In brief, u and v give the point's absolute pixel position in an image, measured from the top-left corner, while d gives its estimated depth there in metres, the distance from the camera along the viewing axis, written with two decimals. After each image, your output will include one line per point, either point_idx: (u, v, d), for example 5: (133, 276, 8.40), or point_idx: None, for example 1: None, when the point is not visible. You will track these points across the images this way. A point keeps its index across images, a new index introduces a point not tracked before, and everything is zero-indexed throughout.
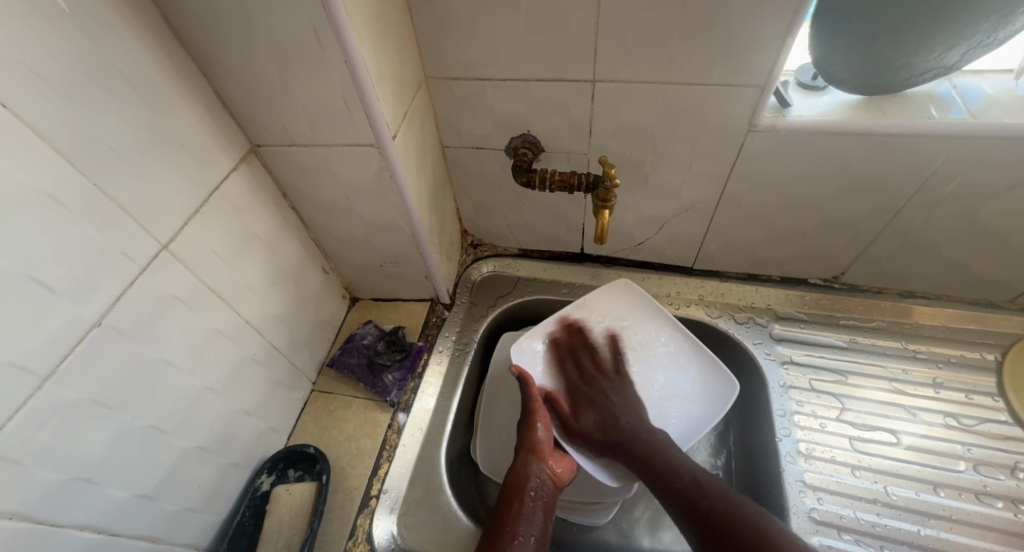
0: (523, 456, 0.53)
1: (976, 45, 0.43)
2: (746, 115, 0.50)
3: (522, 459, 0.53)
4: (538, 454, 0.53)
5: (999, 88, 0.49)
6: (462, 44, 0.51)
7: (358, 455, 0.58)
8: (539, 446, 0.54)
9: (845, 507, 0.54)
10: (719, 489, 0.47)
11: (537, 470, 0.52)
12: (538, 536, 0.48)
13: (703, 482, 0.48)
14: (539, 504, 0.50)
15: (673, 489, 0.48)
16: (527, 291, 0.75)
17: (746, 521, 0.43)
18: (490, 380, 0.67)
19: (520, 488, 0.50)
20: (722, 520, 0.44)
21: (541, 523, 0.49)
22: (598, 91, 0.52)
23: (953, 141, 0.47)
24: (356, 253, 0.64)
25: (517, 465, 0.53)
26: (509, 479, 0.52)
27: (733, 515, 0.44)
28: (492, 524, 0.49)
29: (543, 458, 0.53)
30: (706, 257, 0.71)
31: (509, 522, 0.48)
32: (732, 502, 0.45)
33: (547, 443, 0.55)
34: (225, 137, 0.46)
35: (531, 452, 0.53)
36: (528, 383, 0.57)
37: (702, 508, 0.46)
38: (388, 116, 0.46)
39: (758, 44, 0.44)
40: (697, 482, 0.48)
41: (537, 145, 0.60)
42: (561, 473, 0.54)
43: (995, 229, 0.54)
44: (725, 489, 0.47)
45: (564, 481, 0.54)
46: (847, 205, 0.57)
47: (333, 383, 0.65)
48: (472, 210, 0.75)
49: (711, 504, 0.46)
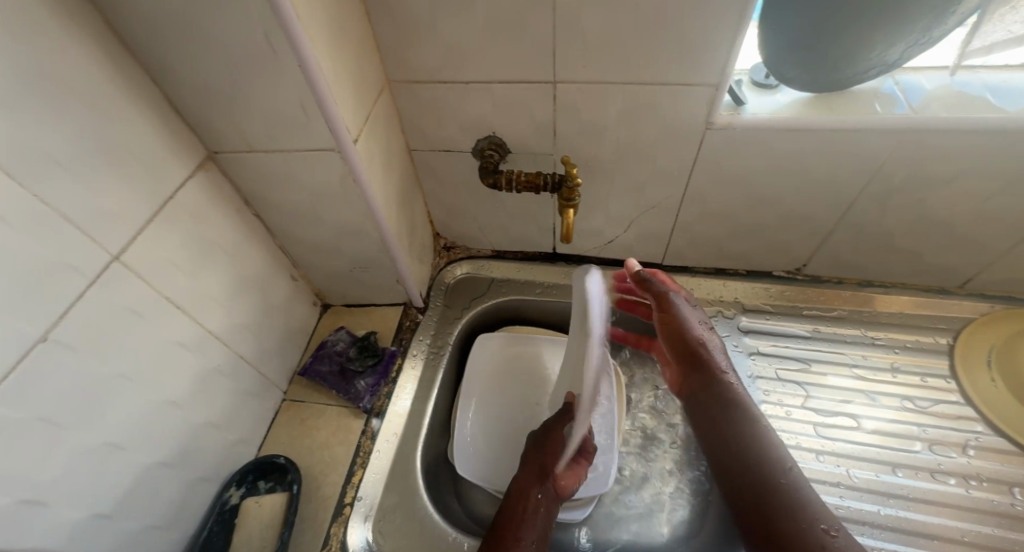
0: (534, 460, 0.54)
1: (913, 44, 0.45)
2: (702, 114, 0.52)
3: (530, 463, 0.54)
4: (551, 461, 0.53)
5: (938, 84, 0.51)
6: (423, 48, 0.51)
7: (331, 463, 0.57)
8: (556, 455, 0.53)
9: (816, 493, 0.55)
10: (803, 497, 0.46)
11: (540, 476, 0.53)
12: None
13: (777, 488, 0.47)
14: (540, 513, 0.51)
15: (748, 483, 0.49)
16: (500, 292, 0.77)
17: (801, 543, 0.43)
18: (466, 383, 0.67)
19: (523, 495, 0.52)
20: (784, 529, 0.44)
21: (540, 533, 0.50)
22: (559, 92, 0.53)
23: (898, 135, 0.49)
24: (324, 259, 0.64)
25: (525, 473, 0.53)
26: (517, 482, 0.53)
27: (796, 540, 0.43)
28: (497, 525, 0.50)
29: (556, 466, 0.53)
30: (674, 254, 0.72)
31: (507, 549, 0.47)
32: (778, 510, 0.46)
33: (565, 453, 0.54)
34: (179, 144, 0.45)
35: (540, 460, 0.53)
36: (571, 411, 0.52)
37: (771, 517, 0.46)
38: (348, 120, 0.46)
39: (710, 43, 0.45)
40: (780, 484, 0.48)
41: (504, 147, 0.61)
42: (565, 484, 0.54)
43: (939, 219, 0.57)
44: (810, 499, 0.46)
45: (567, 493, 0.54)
46: (805, 198, 0.59)
47: (305, 392, 0.64)
48: (443, 213, 0.75)
49: (773, 511, 0.46)
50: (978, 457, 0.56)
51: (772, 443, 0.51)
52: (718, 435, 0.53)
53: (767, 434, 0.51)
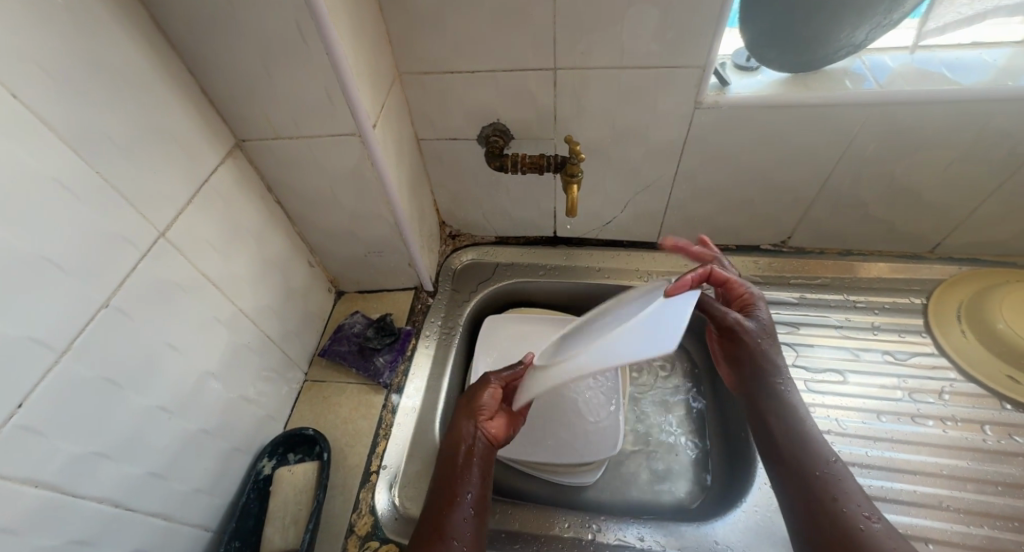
0: (458, 418, 0.52)
1: (879, 22, 0.50)
2: (692, 93, 0.56)
3: (456, 425, 0.52)
4: (472, 415, 0.52)
5: (900, 62, 0.56)
6: (433, 41, 0.55)
7: (355, 435, 0.60)
8: (481, 410, 0.52)
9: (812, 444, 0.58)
10: (845, 497, 0.43)
11: (470, 429, 0.51)
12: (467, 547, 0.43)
13: (817, 479, 0.45)
14: (475, 465, 0.49)
15: (791, 479, 0.46)
16: (505, 275, 0.82)
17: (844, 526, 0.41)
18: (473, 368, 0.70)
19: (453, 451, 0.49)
20: (828, 522, 0.42)
21: (478, 489, 0.48)
22: (559, 78, 0.57)
23: (865, 107, 0.55)
24: (340, 245, 0.67)
25: (453, 428, 0.52)
26: (445, 443, 0.51)
27: (830, 523, 0.42)
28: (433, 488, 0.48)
29: (478, 419, 0.51)
30: (668, 232, 0.78)
31: (450, 515, 0.45)
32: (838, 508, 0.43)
33: (492, 406, 0.52)
34: (211, 131, 0.48)
35: (463, 415, 0.52)
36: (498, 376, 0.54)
37: (817, 510, 0.43)
38: (368, 106, 0.50)
39: (697, 27, 0.50)
40: (819, 475, 0.45)
41: (507, 132, 0.65)
42: (498, 432, 0.52)
43: (907, 185, 0.63)
44: (851, 498, 0.43)
45: (502, 440, 0.53)
46: (787, 171, 0.64)
47: (326, 372, 0.67)
48: (449, 202, 0.79)
49: (821, 504, 0.44)
50: (953, 401, 0.61)
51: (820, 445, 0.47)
52: (790, 452, 0.48)
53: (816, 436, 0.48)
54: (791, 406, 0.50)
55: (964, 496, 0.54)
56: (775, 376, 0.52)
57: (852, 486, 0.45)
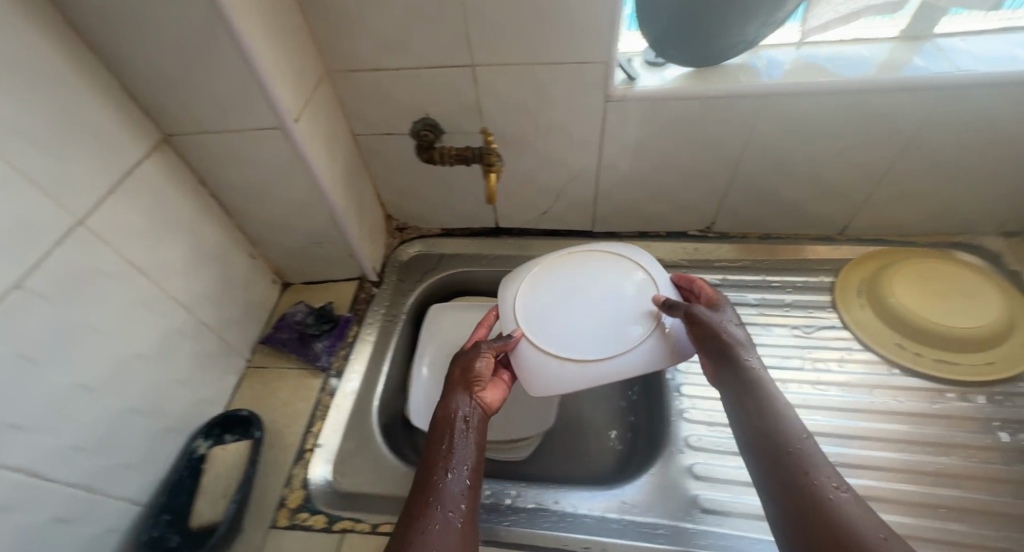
0: (452, 391, 0.53)
1: (765, 22, 0.54)
2: (602, 87, 0.60)
3: (451, 398, 0.52)
4: (467, 388, 0.53)
5: (791, 57, 0.61)
6: (356, 40, 0.58)
7: (292, 417, 0.63)
8: (477, 380, 0.54)
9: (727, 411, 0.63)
10: (816, 471, 0.41)
11: (465, 401, 0.52)
12: (465, 518, 0.43)
13: (789, 456, 0.42)
14: (471, 434, 0.49)
15: (763, 459, 0.44)
16: (450, 266, 0.86)
17: (822, 510, 0.38)
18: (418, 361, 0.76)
19: (447, 424, 0.50)
20: (803, 503, 0.39)
21: (474, 458, 0.48)
22: (478, 74, 0.61)
23: (759, 98, 0.59)
24: (280, 237, 0.70)
25: (444, 404, 0.52)
26: (438, 417, 0.51)
27: (803, 501, 0.39)
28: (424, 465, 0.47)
29: (473, 390, 0.53)
30: (601, 220, 0.82)
31: (441, 488, 0.44)
32: (813, 488, 0.40)
33: (486, 375, 0.55)
34: (134, 125, 0.50)
35: (457, 388, 0.53)
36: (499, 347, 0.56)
37: (789, 488, 0.41)
38: (288, 101, 0.52)
39: (596, 25, 0.53)
40: (789, 450, 0.43)
41: (437, 127, 0.68)
42: (492, 400, 0.55)
43: (809, 170, 0.68)
44: (822, 470, 0.41)
45: (496, 408, 0.55)
46: (699, 158, 0.69)
47: (267, 358, 0.69)
48: (393, 195, 0.82)
49: (795, 487, 0.41)
50: (851, 368, 0.65)
51: (789, 421, 0.44)
52: (761, 434, 0.44)
53: (784, 413, 0.45)
54: (759, 382, 0.47)
55: (853, 451, 0.57)
56: (742, 354, 0.48)
57: (824, 461, 0.42)
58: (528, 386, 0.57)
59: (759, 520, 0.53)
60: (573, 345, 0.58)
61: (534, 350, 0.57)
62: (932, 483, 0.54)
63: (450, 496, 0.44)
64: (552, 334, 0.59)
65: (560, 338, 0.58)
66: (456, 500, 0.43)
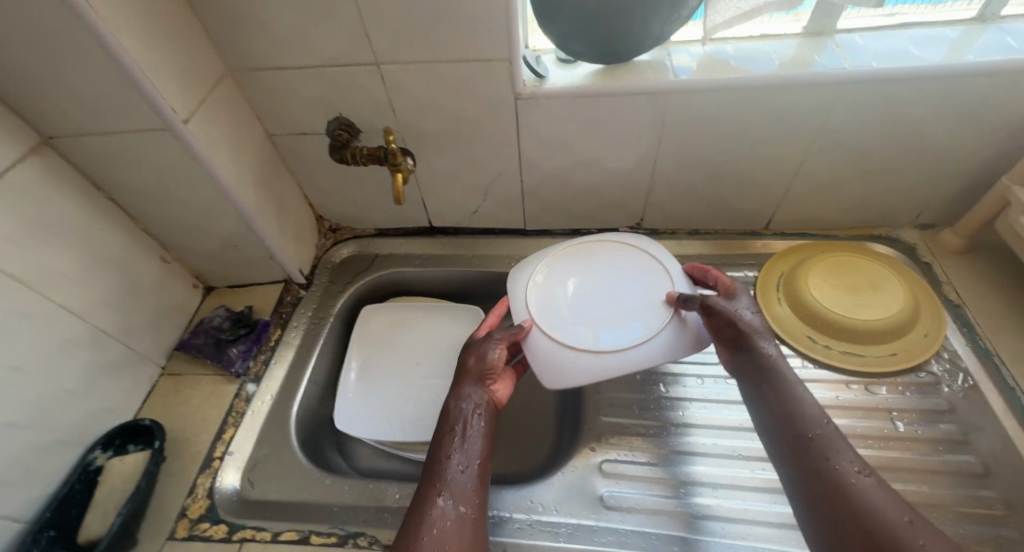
0: (463, 382, 0.55)
1: (666, 19, 0.54)
2: (509, 85, 0.60)
3: (461, 388, 0.54)
4: (477, 378, 0.55)
5: (699, 54, 0.62)
6: (254, 38, 0.57)
7: (202, 425, 0.62)
8: (488, 372, 0.55)
9: (646, 406, 0.64)
10: (835, 455, 0.43)
11: (475, 392, 0.53)
12: (475, 513, 0.45)
13: (809, 442, 0.44)
14: (480, 428, 0.50)
15: (784, 446, 0.46)
16: (383, 266, 0.85)
17: (845, 495, 0.40)
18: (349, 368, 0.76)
19: (452, 416, 0.51)
20: (826, 488, 0.41)
21: (481, 453, 0.49)
22: (384, 72, 0.60)
23: (667, 95, 0.59)
24: (192, 241, 0.68)
25: (455, 393, 0.53)
26: (448, 406, 0.52)
27: (824, 484, 0.41)
28: (431, 455, 0.49)
29: (483, 382, 0.54)
30: (531, 218, 0.82)
31: (445, 481, 0.46)
32: (836, 475, 0.41)
33: (498, 367, 0.56)
34: (5, 129, 0.48)
35: (465, 379, 0.55)
36: (512, 336, 0.57)
37: (809, 471, 0.43)
38: (175, 102, 0.51)
39: (493, 22, 0.53)
40: (810, 437, 0.45)
41: (353, 127, 0.67)
42: (502, 395, 0.56)
43: (727, 166, 0.68)
44: (842, 454, 0.43)
45: (504, 402, 0.56)
46: (618, 156, 0.69)
47: (183, 365, 0.68)
48: (320, 196, 0.81)
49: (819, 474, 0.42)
50: None
51: (810, 410, 0.46)
52: (785, 422, 0.47)
53: (806, 402, 0.47)
54: (775, 371, 0.49)
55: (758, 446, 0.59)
56: (758, 343, 0.50)
57: (848, 446, 0.43)
58: (543, 378, 0.57)
59: (658, 515, 0.54)
60: (587, 336, 0.59)
61: (549, 341, 0.58)
62: None
63: (453, 490, 0.45)
64: (569, 324, 0.60)
65: (573, 329, 0.59)
66: (455, 496, 0.45)
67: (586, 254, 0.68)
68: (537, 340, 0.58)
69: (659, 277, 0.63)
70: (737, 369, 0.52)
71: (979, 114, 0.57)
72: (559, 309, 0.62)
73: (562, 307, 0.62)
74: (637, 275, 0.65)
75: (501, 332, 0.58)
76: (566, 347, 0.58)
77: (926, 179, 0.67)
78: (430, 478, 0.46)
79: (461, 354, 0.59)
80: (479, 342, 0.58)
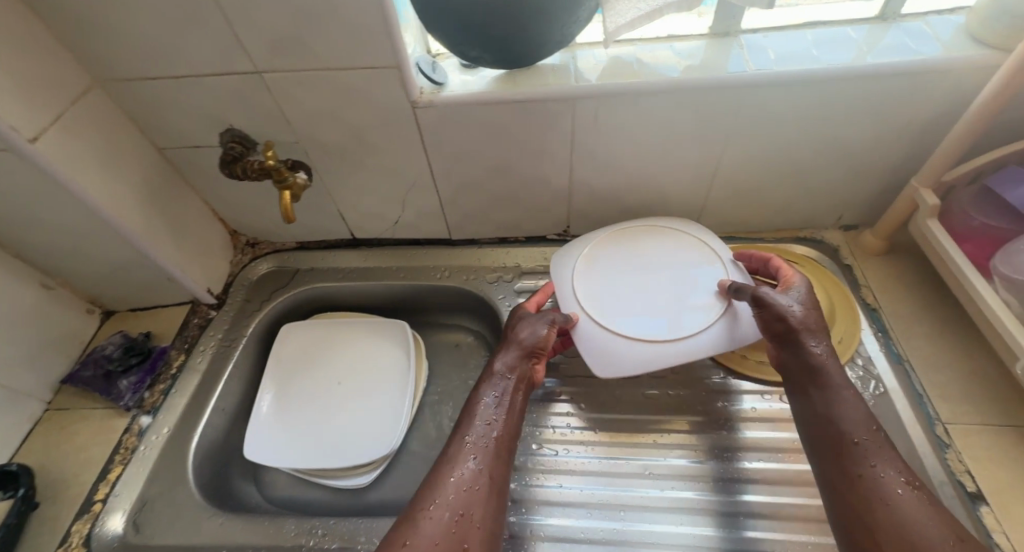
0: (505, 349, 0.57)
1: (561, 21, 0.51)
2: (403, 93, 0.56)
3: (498, 354, 0.57)
4: (517, 350, 0.56)
5: (604, 56, 0.59)
6: (116, 46, 0.52)
7: (85, 464, 0.59)
8: (535, 350, 0.56)
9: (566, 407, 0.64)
10: (882, 463, 0.41)
11: (513, 363, 0.55)
12: (496, 480, 0.47)
13: (853, 446, 0.43)
14: (511, 401, 0.52)
15: (825, 448, 0.44)
16: (304, 282, 0.81)
17: (881, 504, 0.39)
18: (262, 391, 0.73)
19: (487, 381, 0.54)
20: (864, 495, 0.40)
21: (507, 426, 0.51)
22: (268, 81, 0.56)
23: (569, 101, 0.57)
24: (77, 265, 0.63)
25: (495, 356, 0.57)
26: (488, 368, 0.56)
27: (863, 491, 0.40)
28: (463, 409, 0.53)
29: (524, 355, 0.56)
30: (455, 228, 0.79)
31: (466, 439, 0.49)
32: (879, 483, 0.40)
33: (545, 347, 0.57)
34: None
35: (508, 346, 0.57)
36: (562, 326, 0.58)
37: (847, 476, 0.42)
38: (18, 121, 0.46)
39: (372, 29, 0.49)
40: (855, 442, 0.43)
41: (248, 139, 0.63)
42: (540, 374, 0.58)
43: (643, 172, 0.66)
44: (887, 463, 0.41)
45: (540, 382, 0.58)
46: (531, 164, 0.66)
47: (71, 399, 0.65)
48: (230, 211, 0.76)
49: (858, 482, 0.41)
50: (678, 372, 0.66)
51: (855, 417, 0.44)
52: (826, 423, 0.45)
53: (851, 408, 0.45)
54: (823, 370, 0.47)
55: (668, 462, 0.58)
56: (806, 341, 0.48)
57: (898, 460, 0.41)
58: (596, 367, 0.57)
59: (564, 542, 0.53)
60: (642, 325, 0.58)
61: (600, 331, 0.58)
62: (732, 489, 0.55)
63: (470, 454, 0.48)
64: (617, 314, 0.60)
65: (622, 319, 0.59)
66: (474, 458, 0.48)
67: (631, 238, 0.67)
68: (588, 330, 0.59)
69: (712, 263, 0.63)
70: (781, 363, 0.50)
71: (886, 116, 0.56)
72: (607, 298, 0.61)
73: (609, 298, 0.61)
74: (689, 261, 0.64)
75: (554, 320, 0.58)
76: (619, 336, 0.58)
77: (844, 181, 0.66)
78: (453, 435, 0.50)
79: (507, 323, 0.61)
80: (527, 318, 0.60)
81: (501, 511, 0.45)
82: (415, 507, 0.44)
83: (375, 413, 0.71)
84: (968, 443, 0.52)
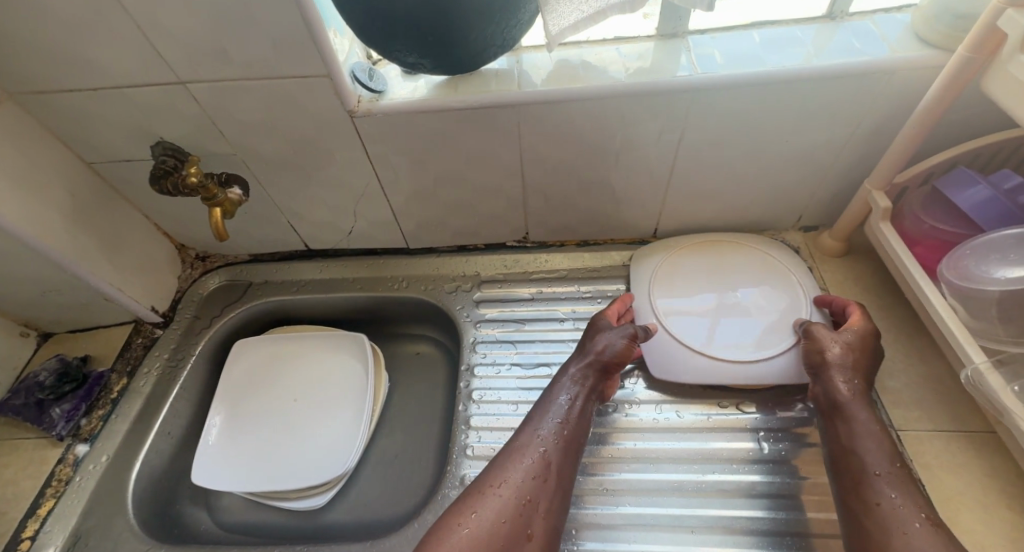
0: (576, 357, 0.59)
1: (500, 25, 0.49)
2: (339, 103, 0.54)
3: (568, 362, 0.60)
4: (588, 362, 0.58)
5: (549, 60, 0.57)
6: (22, 59, 0.48)
7: (13, 500, 0.57)
8: (606, 364, 0.57)
9: None
10: (900, 496, 0.41)
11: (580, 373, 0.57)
12: (548, 487, 0.49)
13: (873, 478, 0.43)
14: (575, 415, 0.54)
15: (846, 480, 0.45)
16: (258, 295, 0.78)
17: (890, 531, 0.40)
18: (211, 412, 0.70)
19: (557, 385, 0.57)
20: (875, 523, 0.41)
21: (569, 436, 0.53)
22: (193, 91, 0.52)
23: (513, 109, 0.55)
24: (2, 289, 0.60)
25: (570, 360, 0.60)
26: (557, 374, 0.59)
27: (874, 519, 0.41)
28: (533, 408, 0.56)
29: (596, 370, 0.57)
30: (412, 237, 0.77)
31: (533, 437, 0.52)
32: (891, 513, 0.41)
33: (618, 366, 0.58)
34: None
35: (577, 357, 0.59)
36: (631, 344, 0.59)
37: (860, 506, 0.43)
38: None
39: (296, 37, 0.46)
40: (875, 475, 0.44)
41: (182, 151, 0.60)
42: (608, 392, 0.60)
43: (597, 177, 0.65)
44: (906, 499, 0.41)
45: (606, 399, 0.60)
46: (482, 171, 0.64)
47: (2, 430, 0.63)
48: (174, 225, 0.73)
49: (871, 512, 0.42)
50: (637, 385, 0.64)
51: (880, 452, 0.45)
52: (848, 453, 0.46)
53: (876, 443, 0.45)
54: (849, 405, 0.49)
55: (630, 477, 0.57)
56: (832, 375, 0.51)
57: (921, 499, 0.41)
58: (654, 369, 0.62)
59: None
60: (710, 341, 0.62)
61: (668, 337, 0.63)
62: (689, 504, 0.55)
63: (534, 449, 0.51)
64: (687, 324, 0.64)
65: (690, 330, 0.63)
66: (534, 454, 0.50)
67: (720, 255, 0.70)
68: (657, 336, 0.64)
69: (793, 290, 0.65)
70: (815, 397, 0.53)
71: (837, 119, 0.55)
72: (681, 308, 0.65)
73: (681, 310, 0.65)
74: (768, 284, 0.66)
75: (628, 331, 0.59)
76: (684, 346, 0.62)
77: (800, 183, 0.64)
78: (518, 432, 0.54)
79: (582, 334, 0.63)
80: (604, 329, 0.61)
81: (551, 517, 0.47)
82: (461, 503, 0.47)
83: (330, 431, 0.68)
84: (918, 448, 0.52)
